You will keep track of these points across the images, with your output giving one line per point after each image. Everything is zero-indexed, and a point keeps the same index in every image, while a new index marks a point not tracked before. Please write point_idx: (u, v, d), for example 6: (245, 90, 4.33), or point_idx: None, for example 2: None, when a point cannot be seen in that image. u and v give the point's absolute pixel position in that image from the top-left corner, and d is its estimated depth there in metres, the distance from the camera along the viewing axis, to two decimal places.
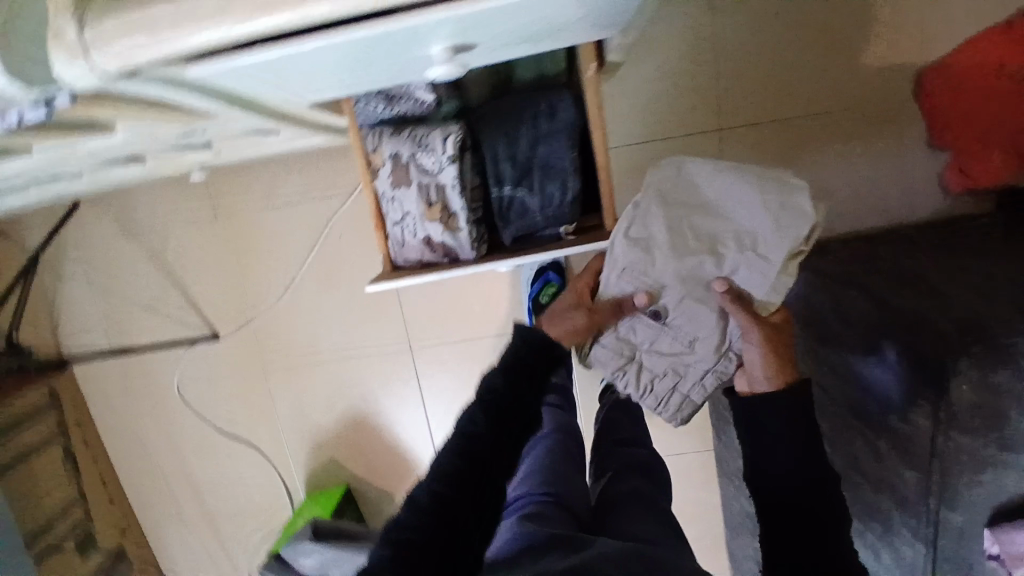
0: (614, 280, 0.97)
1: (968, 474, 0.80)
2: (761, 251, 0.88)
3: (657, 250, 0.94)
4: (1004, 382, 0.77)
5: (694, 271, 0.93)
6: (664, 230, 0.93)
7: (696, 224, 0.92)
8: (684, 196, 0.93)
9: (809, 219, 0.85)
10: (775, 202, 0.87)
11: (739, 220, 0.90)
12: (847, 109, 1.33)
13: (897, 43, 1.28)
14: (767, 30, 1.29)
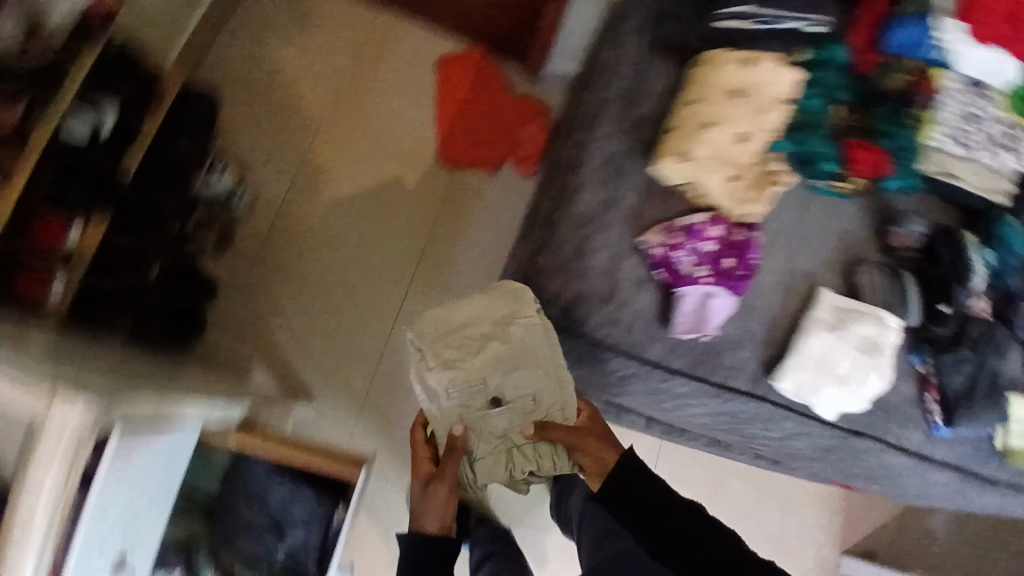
0: (447, 398, 0.94)
1: (623, 332, 0.96)
2: (527, 320, 0.95)
3: (444, 373, 0.94)
4: (567, 279, 0.96)
5: (483, 361, 0.94)
6: (436, 357, 0.94)
7: (453, 340, 0.95)
8: (465, 326, 0.96)
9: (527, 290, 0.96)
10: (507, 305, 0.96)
11: (533, 338, 0.94)
12: (417, 213, 1.74)
13: (388, 168, 1.75)
14: (336, 254, 1.69)
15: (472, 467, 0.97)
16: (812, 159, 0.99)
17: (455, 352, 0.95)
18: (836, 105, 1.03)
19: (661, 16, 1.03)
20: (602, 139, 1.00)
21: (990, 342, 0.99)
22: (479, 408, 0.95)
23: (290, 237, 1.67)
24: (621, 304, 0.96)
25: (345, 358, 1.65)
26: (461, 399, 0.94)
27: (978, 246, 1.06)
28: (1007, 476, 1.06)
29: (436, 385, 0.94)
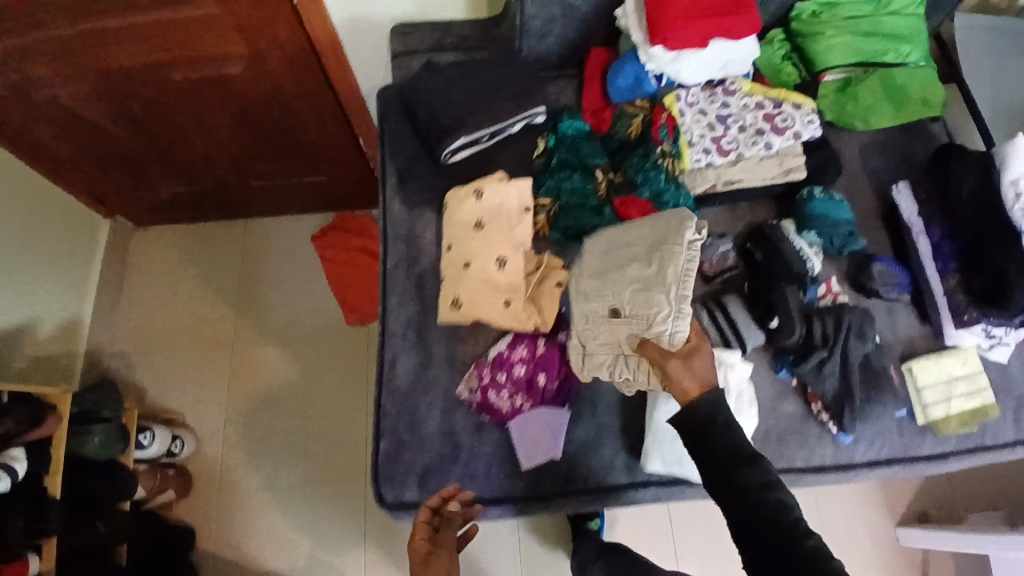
0: (593, 285, 0.92)
1: (484, 483, 0.93)
2: (682, 248, 0.86)
3: (588, 273, 0.93)
4: (421, 440, 0.95)
5: (616, 278, 0.89)
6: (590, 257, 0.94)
7: (609, 250, 0.93)
8: (624, 246, 0.91)
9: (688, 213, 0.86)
10: (670, 221, 0.87)
11: (675, 261, 0.85)
12: (350, 386, 1.90)
13: (307, 358, 1.92)
14: (297, 456, 1.83)
15: (579, 355, 0.91)
16: (592, 231, 1.00)
17: (607, 259, 0.92)
18: (594, 170, 1.05)
19: (406, 171, 1.08)
20: (397, 306, 1.02)
21: (845, 328, 0.92)
22: (590, 306, 0.91)
23: (251, 458, 1.83)
24: (483, 438, 0.94)
25: (345, 545, 1.76)
26: (591, 295, 0.91)
27: (797, 233, 1.01)
28: (954, 448, 0.96)
29: (578, 288, 0.93)
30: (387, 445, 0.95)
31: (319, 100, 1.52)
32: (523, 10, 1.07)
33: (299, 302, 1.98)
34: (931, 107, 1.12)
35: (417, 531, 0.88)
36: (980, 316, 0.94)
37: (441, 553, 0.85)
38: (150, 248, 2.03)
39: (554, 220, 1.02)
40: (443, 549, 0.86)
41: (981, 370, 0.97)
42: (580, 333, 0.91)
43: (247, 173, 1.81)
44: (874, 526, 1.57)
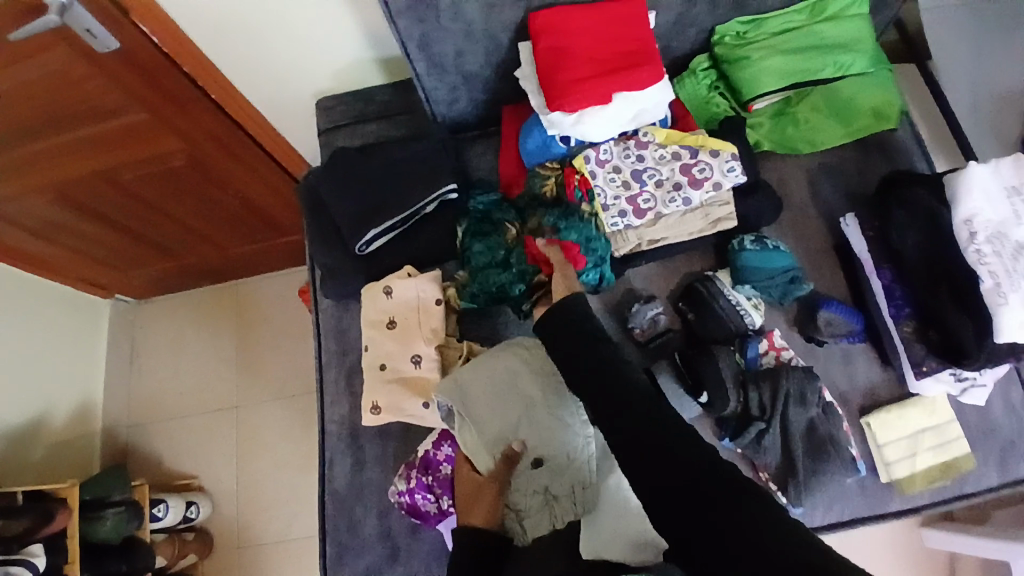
0: (488, 434, 0.84)
1: None
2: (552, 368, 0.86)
3: (484, 441, 0.84)
4: (364, 540, 0.94)
5: (513, 428, 0.84)
6: (467, 426, 0.85)
7: (475, 409, 0.85)
8: (489, 381, 0.86)
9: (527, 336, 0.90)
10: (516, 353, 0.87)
11: (554, 382, 0.86)
12: None
13: (302, 409, 1.94)
14: (302, 506, 1.86)
15: (520, 524, 0.80)
16: (500, 290, 0.95)
17: (486, 406, 0.85)
18: (505, 225, 0.99)
19: (328, 263, 1.06)
20: (333, 403, 1.02)
21: (783, 397, 0.85)
22: (499, 457, 0.84)
23: (260, 514, 1.87)
24: (422, 534, 0.92)
25: None
26: (487, 445, 0.84)
27: (732, 287, 0.94)
28: (926, 503, 0.90)
29: (479, 457, 0.84)
30: (331, 548, 0.95)
31: (268, 170, 1.53)
32: (422, 84, 1.04)
33: (288, 355, 2.00)
34: (884, 118, 1.02)
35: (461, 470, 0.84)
36: (941, 365, 0.85)
37: (484, 481, 0.82)
38: (152, 321, 2.09)
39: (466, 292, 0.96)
40: (491, 482, 0.81)
41: (952, 416, 0.89)
42: (513, 500, 0.81)
43: (224, 245, 1.85)
44: (897, 535, 1.44)
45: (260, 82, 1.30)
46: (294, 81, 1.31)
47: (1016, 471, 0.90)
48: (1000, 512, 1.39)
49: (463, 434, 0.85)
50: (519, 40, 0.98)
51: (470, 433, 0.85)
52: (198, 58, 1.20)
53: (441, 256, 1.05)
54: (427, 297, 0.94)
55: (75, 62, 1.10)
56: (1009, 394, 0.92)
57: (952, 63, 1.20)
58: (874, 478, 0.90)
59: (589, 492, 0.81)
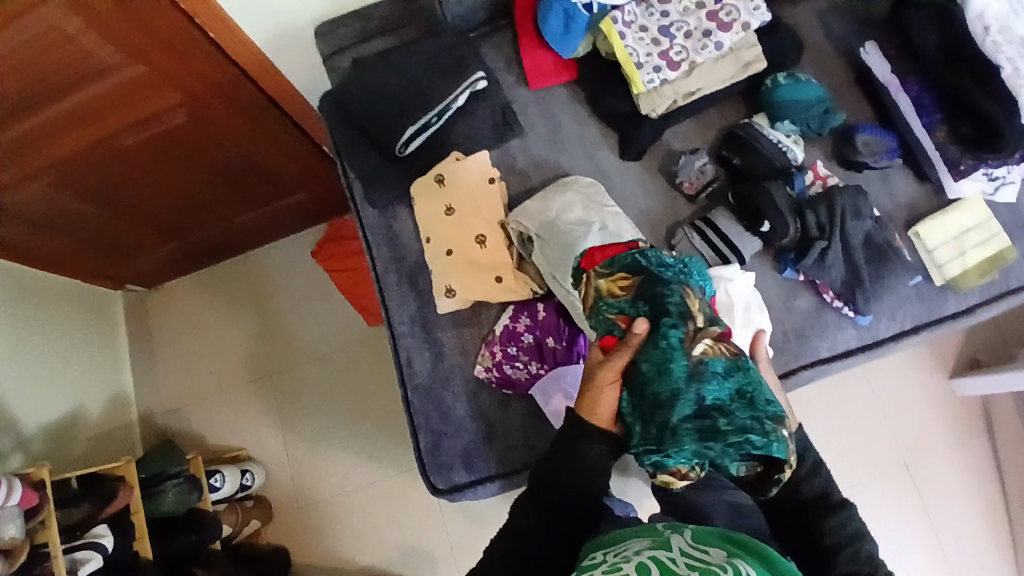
0: (563, 258, 0.91)
1: (524, 447, 0.95)
2: (608, 207, 0.97)
3: (559, 261, 0.92)
4: (456, 421, 0.97)
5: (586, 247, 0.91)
6: (544, 249, 0.93)
7: (551, 234, 0.93)
8: (560, 217, 0.94)
9: (584, 181, 0.99)
10: (580, 195, 0.97)
11: (616, 218, 0.95)
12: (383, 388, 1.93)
13: (335, 372, 1.94)
14: (352, 465, 1.86)
15: None
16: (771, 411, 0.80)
17: (556, 234, 0.92)
18: (711, 343, 0.77)
19: (368, 172, 1.07)
20: (399, 306, 1.03)
21: (839, 215, 0.90)
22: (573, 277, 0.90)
23: (313, 476, 1.87)
24: (511, 405, 0.95)
25: (422, 534, 1.80)
26: (562, 268, 0.91)
27: (771, 127, 0.97)
28: (980, 301, 0.95)
29: (557, 277, 0.92)
30: (424, 438, 0.97)
31: (272, 122, 1.51)
32: None
33: (311, 322, 1.98)
34: None
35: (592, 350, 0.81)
36: (976, 163, 0.91)
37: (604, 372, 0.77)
38: (166, 306, 2.06)
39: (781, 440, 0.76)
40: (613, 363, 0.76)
41: (993, 214, 0.95)
42: None
43: (230, 215, 1.82)
44: (930, 388, 1.50)
45: (257, 19, 1.26)
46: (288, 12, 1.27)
47: None
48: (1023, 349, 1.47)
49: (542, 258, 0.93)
50: None
51: (547, 260, 0.92)
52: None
53: (478, 142, 1.06)
54: (481, 177, 0.96)
55: (67, 13, 1.05)
56: None
57: None
58: (929, 283, 0.95)
59: None
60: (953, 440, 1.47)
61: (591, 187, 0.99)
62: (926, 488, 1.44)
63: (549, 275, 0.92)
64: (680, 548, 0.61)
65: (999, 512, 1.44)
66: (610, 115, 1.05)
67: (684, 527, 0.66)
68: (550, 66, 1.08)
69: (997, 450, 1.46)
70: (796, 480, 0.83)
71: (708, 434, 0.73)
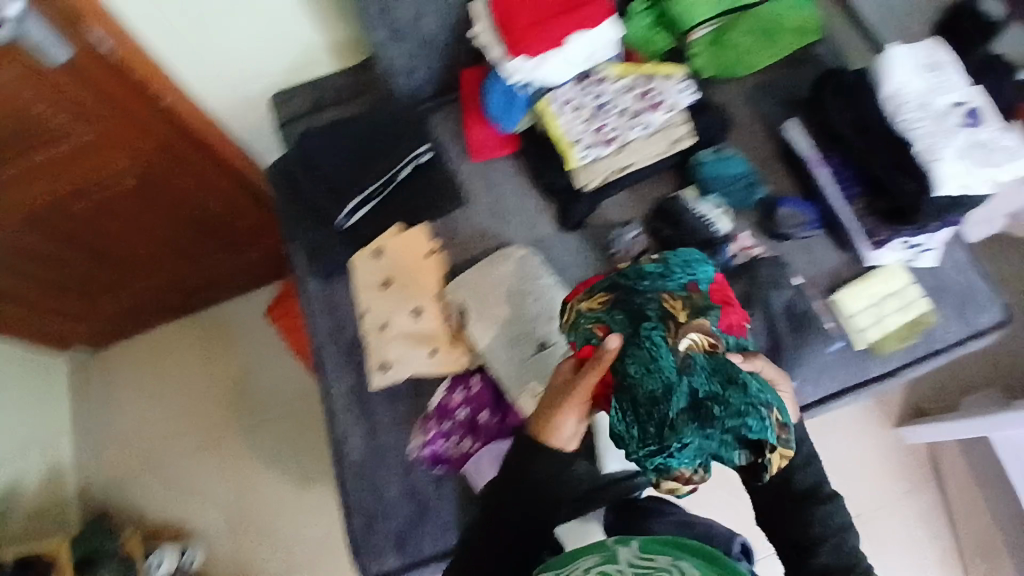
0: (497, 327, 0.92)
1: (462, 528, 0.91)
2: (545, 273, 0.97)
3: (492, 332, 0.92)
4: (390, 500, 0.93)
5: (520, 318, 0.92)
6: (476, 318, 0.92)
7: (484, 302, 0.93)
8: (497, 287, 0.94)
9: (522, 247, 0.99)
10: (516, 263, 0.97)
11: (553, 286, 0.95)
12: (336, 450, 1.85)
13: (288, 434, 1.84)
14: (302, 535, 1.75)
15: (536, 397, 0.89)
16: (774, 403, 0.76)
17: (492, 304, 0.93)
18: (693, 334, 0.75)
19: (310, 242, 1.06)
20: (336, 378, 1.01)
21: (760, 287, 0.95)
22: (507, 349, 0.91)
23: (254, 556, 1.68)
24: (448, 484, 0.92)
25: None
26: (498, 339, 0.92)
27: (699, 199, 1.00)
28: (901, 364, 0.97)
29: (490, 347, 0.91)
30: (357, 519, 0.93)
31: (231, 186, 1.43)
32: (380, 54, 1.05)
33: None
34: (805, 33, 1.10)
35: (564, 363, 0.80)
36: (891, 234, 0.95)
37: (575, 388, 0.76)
38: (111, 367, 1.84)
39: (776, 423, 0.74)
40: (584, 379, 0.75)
41: (911, 279, 0.98)
42: (524, 375, 0.90)
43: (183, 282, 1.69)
44: (880, 440, 1.50)
45: (213, 87, 1.22)
46: (245, 80, 1.23)
47: (972, 321, 0.99)
48: (965, 398, 1.48)
49: (476, 332, 0.92)
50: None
51: (482, 329, 0.92)
52: (139, 55, 1.08)
53: (423, 214, 1.06)
54: (419, 251, 0.95)
55: (15, 83, 0.99)
56: (955, 255, 1.02)
57: None
58: (851, 348, 0.96)
59: None
60: (904, 490, 1.46)
61: (529, 253, 0.98)
62: (881, 549, 1.42)
63: (483, 345, 0.91)
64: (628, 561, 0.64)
65: (953, 563, 1.42)
66: (550, 187, 1.06)
67: (631, 537, 0.67)
68: (493, 139, 1.10)
69: (947, 497, 1.45)
70: (790, 470, 0.81)
71: (700, 421, 0.69)
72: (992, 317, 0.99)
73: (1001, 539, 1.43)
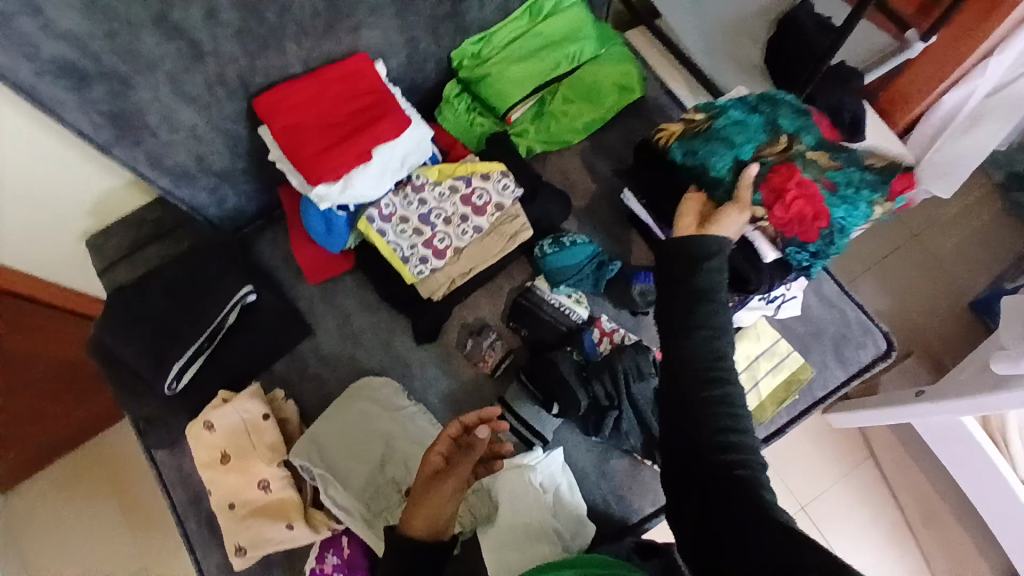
0: (358, 481, 0.86)
1: None
2: (401, 405, 0.90)
3: (349, 489, 0.85)
4: None
5: (382, 466, 0.87)
6: (330, 478, 0.85)
7: (341, 455, 0.87)
8: (351, 435, 0.88)
9: (379, 379, 0.92)
10: (371, 399, 0.90)
11: (412, 421, 0.89)
12: None
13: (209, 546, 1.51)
14: None
15: None
16: (706, 162, 0.87)
17: (349, 457, 0.87)
18: (796, 132, 0.87)
19: (146, 413, 0.97)
20: (204, 555, 0.94)
21: (622, 378, 0.88)
22: (369, 504, 0.85)
23: None
24: None
25: None
26: (359, 496, 0.85)
27: (551, 291, 0.96)
28: (787, 420, 0.97)
29: (348, 506, 0.84)
30: None
31: (66, 327, 1.25)
32: (175, 196, 0.95)
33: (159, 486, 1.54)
34: (629, 90, 1.06)
35: (437, 445, 0.79)
36: (743, 297, 0.94)
37: (448, 481, 0.76)
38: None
39: (690, 161, 0.88)
40: (455, 472, 0.76)
41: (777, 335, 0.98)
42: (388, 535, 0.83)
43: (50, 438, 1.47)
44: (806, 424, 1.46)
45: (12, 253, 1.07)
46: (46, 239, 1.09)
47: (845, 359, 1.00)
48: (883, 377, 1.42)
49: (333, 498, 0.84)
50: (256, 125, 0.91)
51: (338, 491, 0.84)
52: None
53: (265, 361, 0.99)
54: (254, 417, 0.87)
55: None
56: (822, 289, 1.03)
57: None
58: None
59: (484, 498, 0.88)
60: (837, 475, 1.40)
61: (386, 383, 0.92)
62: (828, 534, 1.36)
63: (340, 508, 0.83)
64: None
65: (903, 535, 1.36)
66: (393, 300, 0.99)
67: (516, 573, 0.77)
68: (325, 258, 1.02)
69: (886, 474, 1.41)
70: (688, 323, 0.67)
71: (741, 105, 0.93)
72: (870, 352, 1.00)
73: (940, 500, 1.38)
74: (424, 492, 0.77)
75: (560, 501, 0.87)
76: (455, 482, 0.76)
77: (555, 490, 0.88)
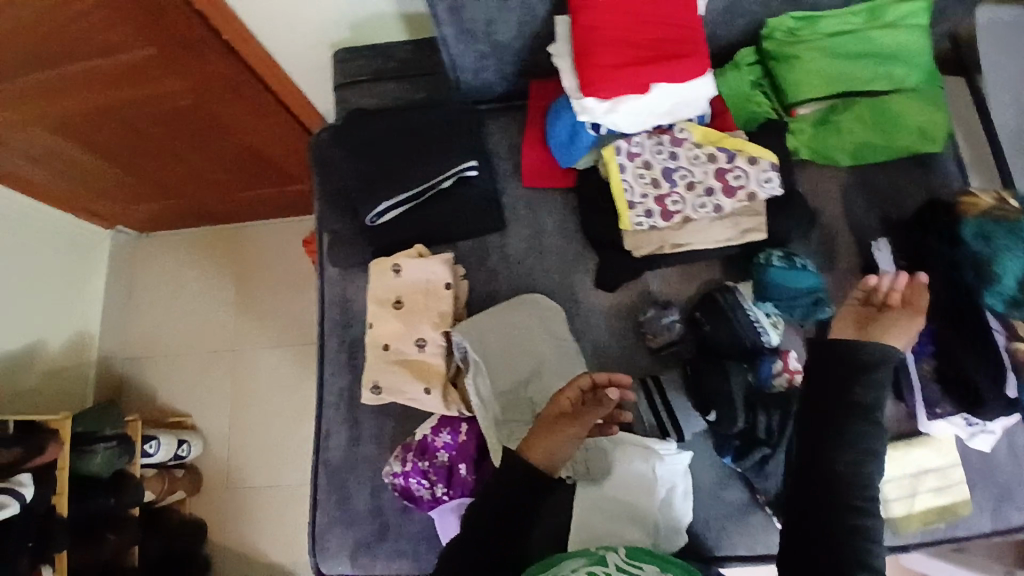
0: (502, 384, 0.89)
1: (416, 559, 0.93)
2: (563, 335, 0.91)
3: (490, 385, 0.89)
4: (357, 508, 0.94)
5: (525, 382, 0.90)
6: (480, 368, 0.89)
7: (495, 354, 0.90)
8: (511, 341, 0.90)
9: (552, 304, 0.93)
10: (539, 317, 0.92)
11: (570, 355, 0.91)
12: None
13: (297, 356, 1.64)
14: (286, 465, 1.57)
15: None
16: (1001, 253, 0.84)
17: (502, 358, 0.90)
18: None
19: (336, 232, 1.03)
20: (331, 375, 1.00)
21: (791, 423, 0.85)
22: (502, 408, 0.89)
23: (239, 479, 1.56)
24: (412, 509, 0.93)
25: None
26: (499, 397, 0.89)
27: (753, 302, 0.91)
28: (916, 541, 0.93)
29: (486, 401, 0.88)
30: (326, 517, 0.95)
31: (280, 124, 1.30)
32: (449, 50, 0.95)
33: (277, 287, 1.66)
34: (930, 139, 0.95)
35: (567, 391, 0.80)
36: (953, 410, 0.87)
37: (573, 427, 0.77)
38: (170, 255, 1.71)
39: (981, 246, 0.85)
40: (581, 419, 0.78)
41: (958, 461, 0.92)
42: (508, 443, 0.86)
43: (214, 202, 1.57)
44: None
45: (279, 32, 1.12)
46: (307, 32, 1.13)
47: (1006, 517, 0.92)
48: None
49: (477, 386, 0.89)
50: (557, 14, 0.89)
51: (483, 382, 0.89)
52: None
53: (454, 237, 1.01)
54: (438, 281, 0.92)
55: None
56: (1016, 438, 0.94)
57: (1014, 64, 1.07)
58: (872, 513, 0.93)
59: (600, 458, 0.89)
60: None
61: (557, 308, 0.92)
62: None
63: (478, 398, 0.88)
64: (614, 564, 0.71)
65: None
66: (595, 238, 0.98)
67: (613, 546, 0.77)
68: (548, 169, 1.01)
69: None
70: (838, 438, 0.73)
71: None
72: None
73: None
74: (550, 428, 0.78)
75: (670, 498, 0.88)
76: (577, 427, 0.77)
77: (670, 487, 0.88)
